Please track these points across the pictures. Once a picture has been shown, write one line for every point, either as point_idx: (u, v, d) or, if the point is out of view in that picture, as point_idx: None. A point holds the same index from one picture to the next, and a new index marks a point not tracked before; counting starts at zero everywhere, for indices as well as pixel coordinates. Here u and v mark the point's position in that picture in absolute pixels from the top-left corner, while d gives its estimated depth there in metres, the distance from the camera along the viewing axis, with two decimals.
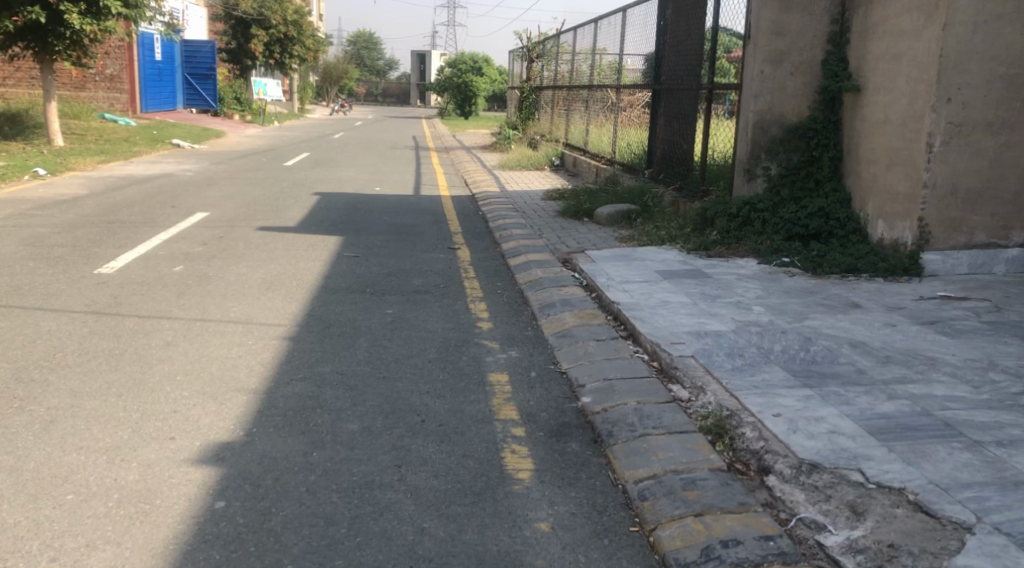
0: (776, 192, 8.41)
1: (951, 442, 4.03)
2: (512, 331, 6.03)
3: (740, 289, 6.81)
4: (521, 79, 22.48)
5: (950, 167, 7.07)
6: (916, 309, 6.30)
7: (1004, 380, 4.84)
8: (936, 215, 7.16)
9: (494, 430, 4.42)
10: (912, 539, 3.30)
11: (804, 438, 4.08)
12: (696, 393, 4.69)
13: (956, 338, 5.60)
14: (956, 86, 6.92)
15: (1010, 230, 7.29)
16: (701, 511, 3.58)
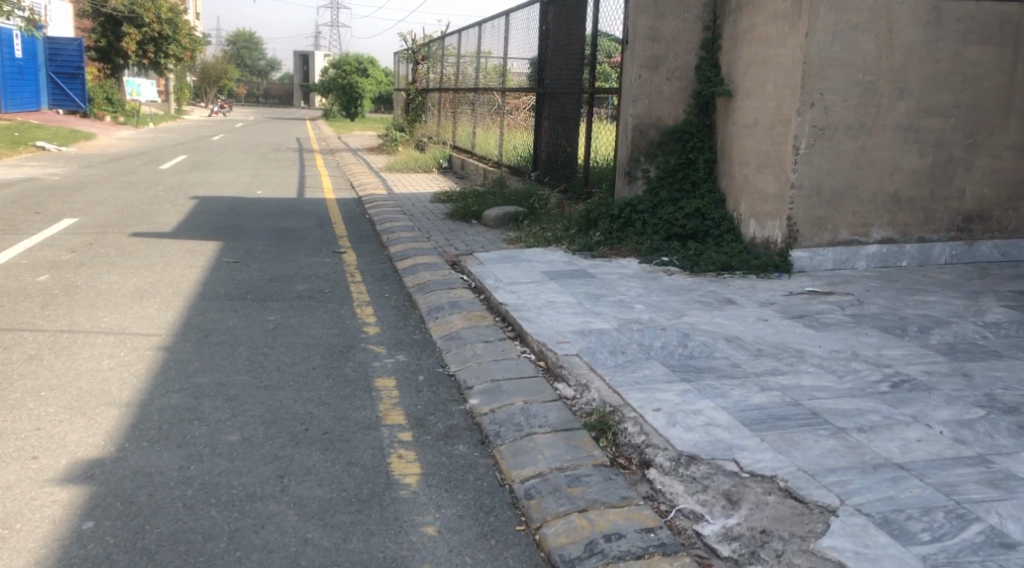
0: (656, 193, 8.67)
1: (818, 429, 4.27)
2: (400, 335, 6.04)
3: (622, 288, 7.00)
4: (407, 81, 22.40)
5: (814, 169, 7.45)
6: (785, 304, 6.60)
7: (865, 369, 5.15)
8: (803, 214, 7.52)
9: (381, 436, 4.43)
10: (782, 524, 3.48)
11: (682, 430, 4.25)
12: (581, 391, 4.81)
13: (822, 331, 5.91)
14: (819, 92, 7.30)
15: (871, 228, 7.73)
16: (585, 507, 3.67)
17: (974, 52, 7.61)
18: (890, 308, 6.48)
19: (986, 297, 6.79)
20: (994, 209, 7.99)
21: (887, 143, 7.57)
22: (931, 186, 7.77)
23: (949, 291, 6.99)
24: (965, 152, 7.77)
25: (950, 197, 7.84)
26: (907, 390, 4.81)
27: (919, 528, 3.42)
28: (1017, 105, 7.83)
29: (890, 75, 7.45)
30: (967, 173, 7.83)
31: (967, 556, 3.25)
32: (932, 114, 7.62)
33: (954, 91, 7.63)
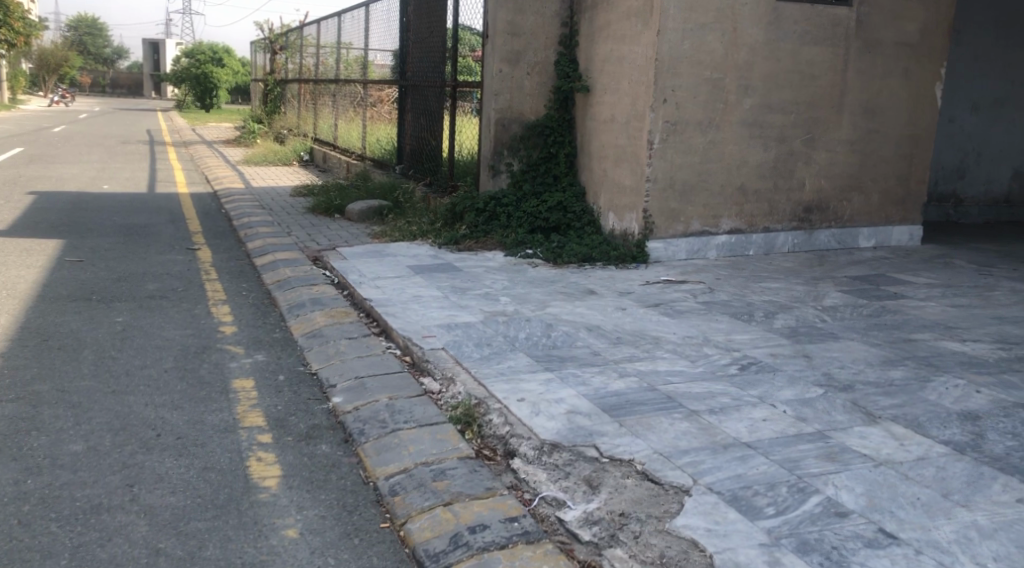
0: (519, 187, 8.78)
1: (672, 413, 4.45)
2: (259, 334, 5.91)
3: (486, 281, 7.06)
4: (265, 72, 21.84)
5: (667, 163, 7.73)
6: (642, 293, 6.83)
7: (716, 353, 5.40)
8: (658, 207, 7.79)
9: (239, 439, 4.33)
10: (639, 506, 3.60)
11: (545, 420, 4.34)
12: (447, 384, 4.84)
13: (677, 318, 6.16)
14: (670, 88, 7.57)
15: (720, 219, 8.08)
16: (450, 500, 3.70)
17: (810, 53, 8.07)
18: (738, 295, 6.80)
19: (825, 283, 7.21)
20: (832, 200, 8.51)
21: (734, 138, 7.94)
22: (775, 179, 8.19)
23: (792, 277, 7.39)
24: (805, 146, 8.24)
25: (792, 189, 8.29)
26: (753, 372, 5.07)
27: (764, 503, 3.59)
28: (850, 102, 8.36)
29: (735, 73, 7.80)
30: (807, 166, 8.31)
31: (807, 526, 3.41)
32: (774, 111, 8.04)
33: (793, 89, 8.07)
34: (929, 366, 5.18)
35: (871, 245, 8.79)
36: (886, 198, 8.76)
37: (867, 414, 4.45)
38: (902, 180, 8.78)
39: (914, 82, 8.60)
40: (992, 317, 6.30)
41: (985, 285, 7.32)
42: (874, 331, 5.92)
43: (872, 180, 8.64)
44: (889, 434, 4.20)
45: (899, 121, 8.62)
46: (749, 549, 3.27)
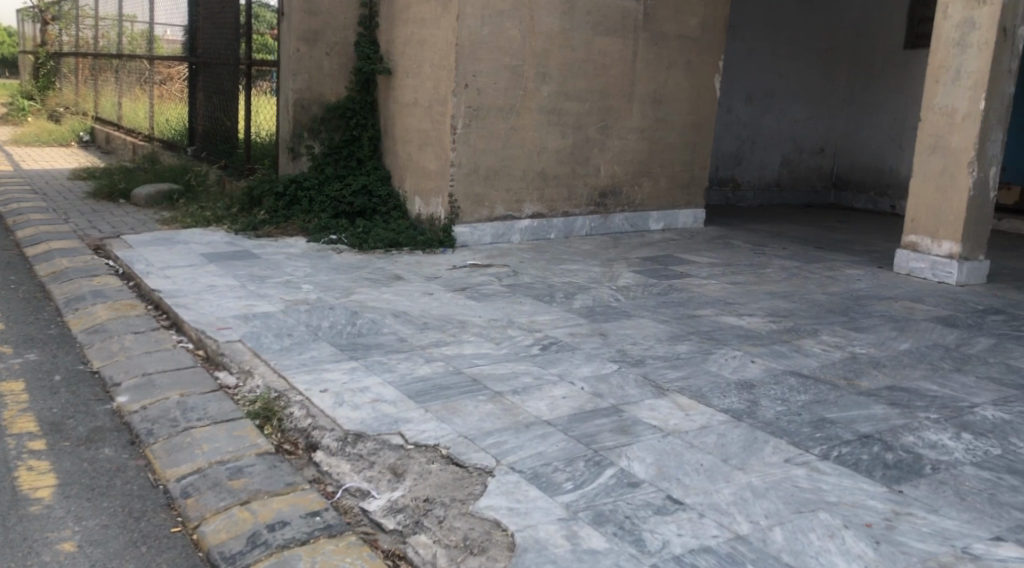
0: (321, 170, 8.54)
1: (477, 395, 4.48)
2: (31, 332, 5.47)
3: (287, 269, 6.86)
4: (36, 44, 20.17)
5: (470, 148, 7.79)
6: (447, 278, 6.86)
7: (519, 335, 5.51)
8: (462, 191, 7.83)
9: (7, 448, 4.01)
10: (444, 490, 3.57)
11: (349, 409, 4.25)
12: (244, 377, 4.68)
13: (481, 301, 6.24)
14: (471, 74, 7.63)
15: (523, 204, 8.24)
16: (247, 499, 3.58)
17: (602, 43, 8.37)
18: (539, 277, 6.97)
19: (620, 264, 7.52)
20: (624, 185, 8.88)
21: (533, 124, 8.11)
22: (572, 165, 8.46)
23: (589, 259, 7.65)
24: (599, 133, 8.56)
25: (589, 174, 8.59)
26: (554, 351, 5.22)
27: (563, 478, 3.65)
28: (640, 91, 8.74)
29: (533, 60, 7.97)
30: (601, 152, 8.63)
31: (602, 498, 3.50)
32: (570, 98, 8.28)
33: (587, 77, 8.35)
34: (711, 340, 5.53)
35: (660, 227, 9.25)
36: (674, 183, 9.25)
37: (657, 387, 4.69)
38: (687, 166, 9.30)
39: (696, 73, 9.11)
40: (766, 292, 6.80)
41: (760, 263, 7.88)
42: (663, 308, 6.24)
43: (661, 166, 9.09)
44: (676, 406, 4.45)
45: (684, 110, 9.11)
46: (548, 525, 3.29)
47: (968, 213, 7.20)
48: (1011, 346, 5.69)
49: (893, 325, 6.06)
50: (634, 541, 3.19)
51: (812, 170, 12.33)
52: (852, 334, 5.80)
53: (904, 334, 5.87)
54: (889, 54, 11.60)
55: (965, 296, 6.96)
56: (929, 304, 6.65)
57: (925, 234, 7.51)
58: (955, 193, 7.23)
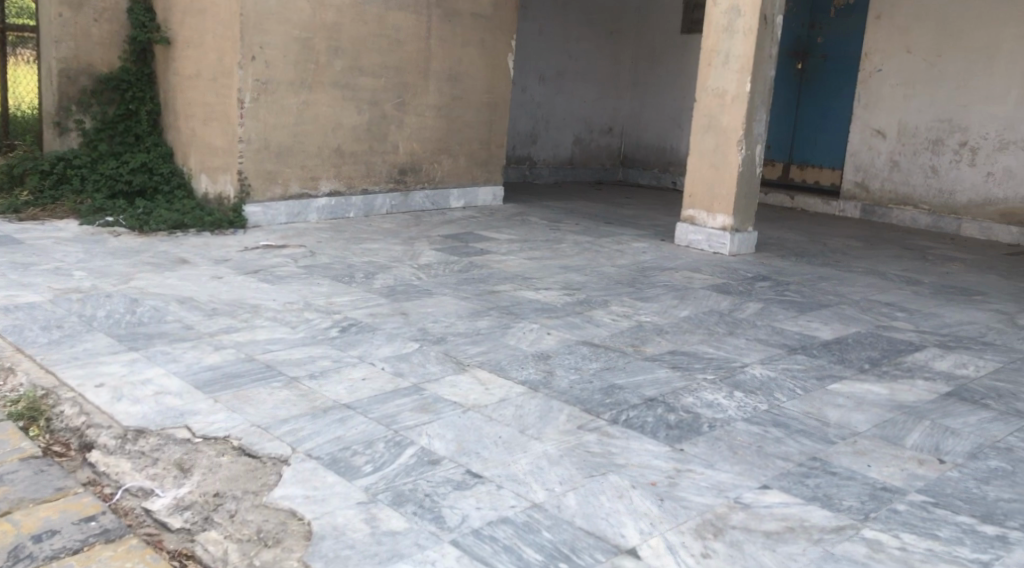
0: (93, 147, 7.95)
1: (271, 382, 4.33)
2: None
3: (56, 255, 6.35)
4: None
5: (260, 123, 7.51)
6: (238, 260, 6.59)
7: (316, 317, 5.38)
8: (253, 168, 7.53)
9: None
10: (235, 484, 3.44)
11: (128, 404, 4.00)
12: (5, 376, 4.30)
13: (275, 284, 6.04)
14: (258, 45, 7.34)
15: (318, 181, 8.03)
16: (9, 508, 3.29)
17: (395, 18, 8.27)
18: (338, 257, 6.83)
19: (420, 242, 7.51)
20: (423, 161, 8.86)
21: (326, 99, 7.92)
22: (368, 141, 8.34)
23: (390, 238, 7.59)
24: (395, 110, 8.48)
25: (386, 151, 8.50)
26: (352, 333, 5.13)
27: (362, 461, 3.58)
28: (435, 68, 8.73)
29: (324, 33, 7.77)
30: (398, 129, 8.56)
31: (401, 478, 3.47)
32: (364, 73, 8.15)
33: (381, 53, 8.24)
34: (510, 315, 5.63)
35: (461, 204, 9.29)
36: (471, 160, 9.32)
37: (457, 363, 4.73)
38: (483, 144, 9.40)
39: (490, 51, 9.19)
40: (561, 267, 7.00)
41: (555, 238, 8.10)
42: (463, 285, 6.28)
43: (457, 144, 9.13)
44: (475, 381, 4.50)
45: (479, 88, 9.18)
46: (346, 510, 3.22)
47: (738, 188, 7.72)
48: (777, 310, 6.16)
49: (676, 293, 6.41)
50: (434, 519, 3.17)
51: (602, 148, 12.80)
52: (639, 303, 6.09)
53: (686, 302, 6.22)
54: (670, 37, 12.19)
55: (738, 265, 7.47)
56: (707, 273, 7.08)
57: (702, 208, 7.98)
58: (727, 169, 7.73)
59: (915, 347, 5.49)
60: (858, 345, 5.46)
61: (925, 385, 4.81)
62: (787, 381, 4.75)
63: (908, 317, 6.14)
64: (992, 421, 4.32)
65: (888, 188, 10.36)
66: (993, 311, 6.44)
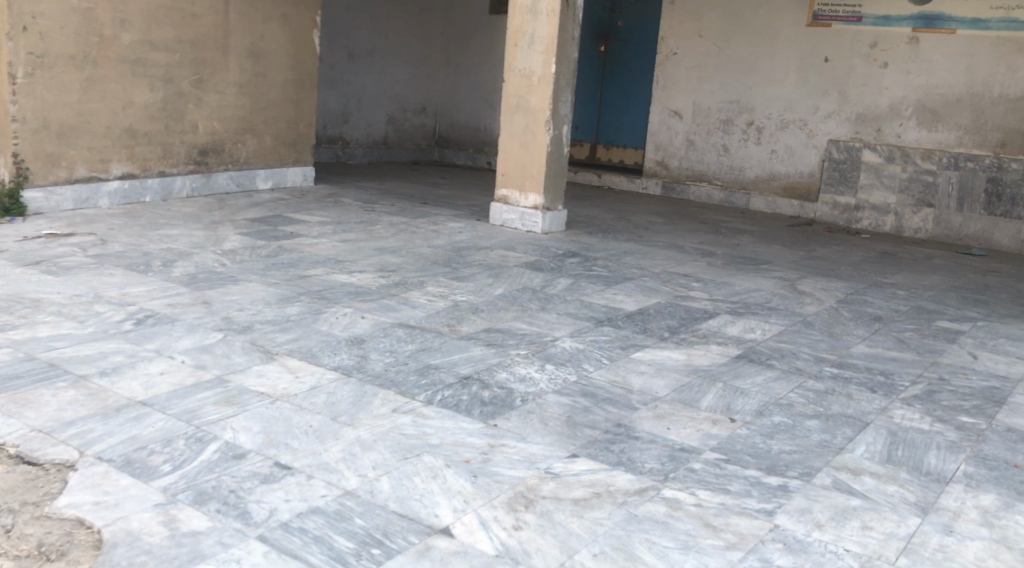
0: None
1: (55, 383, 4.02)
2: None
3: None
4: None
5: (37, 101, 6.94)
6: (17, 252, 6.07)
7: (107, 310, 5.04)
8: (32, 150, 6.96)
9: None
10: (12, 495, 3.17)
11: None
12: None
13: (61, 276, 5.61)
14: (30, 15, 6.77)
15: (109, 163, 7.54)
16: None
17: None
18: (132, 245, 6.44)
19: (225, 227, 7.20)
20: (226, 142, 8.49)
21: (114, 76, 7.43)
22: (163, 121, 7.90)
23: (190, 223, 7.23)
24: (193, 87, 8.08)
25: (184, 131, 8.09)
26: (149, 325, 4.85)
27: (159, 461, 3.40)
28: (234, 44, 8.35)
29: (107, 4, 7.26)
30: (197, 108, 8.16)
31: (203, 475, 3.31)
32: (156, 48, 7.70)
33: (174, 26, 7.80)
34: (320, 299, 5.49)
35: (269, 186, 8.98)
36: (278, 140, 9.01)
37: (264, 352, 4.57)
38: (291, 124, 9.10)
39: (294, 27, 8.87)
40: (374, 249, 6.90)
41: (368, 220, 7.98)
42: (271, 270, 6.08)
43: (263, 123, 8.80)
44: (284, 369, 4.37)
45: (283, 66, 8.87)
46: (142, 514, 3.04)
47: (548, 166, 7.88)
48: (586, 284, 6.34)
49: (490, 272, 6.47)
50: (239, 515, 3.05)
51: (416, 128, 12.71)
52: (453, 283, 6.10)
53: (499, 280, 6.29)
54: (478, 17, 12.23)
55: (549, 242, 7.63)
56: (519, 251, 7.19)
57: (514, 187, 8.09)
58: (536, 148, 7.87)
59: (710, 314, 5.80)
60: (659, 315, 5.71)
61: (718, 349, 5.09)
62: (594, 353, 4.90)
63: (704, 287, 6.49)
64: (777, 380, 4.64)
65: (686, 166, 10.88)
66: (778, 279, 6.91)
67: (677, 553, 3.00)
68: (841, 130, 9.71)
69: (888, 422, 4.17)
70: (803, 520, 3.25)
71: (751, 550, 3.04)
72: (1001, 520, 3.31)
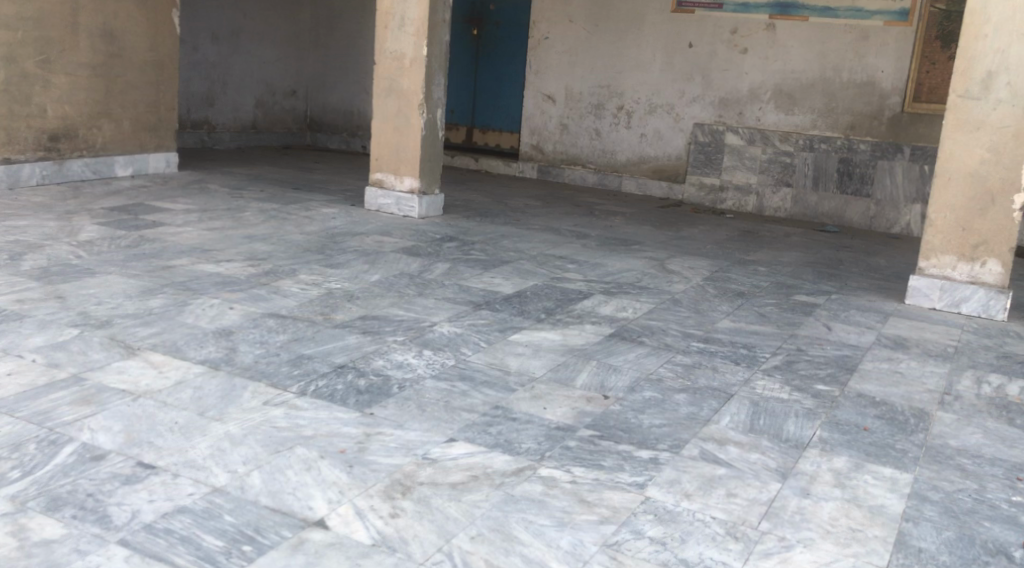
0: None
1: None
2: None
3: None
4: None
5: None
6: None
7: None
8: None
9: None
10: None
11: None
12: None
13: None
14: None
15: None
16: None
17: None
18: None
19: (80, 217, 6.85)
20: (79, 126, 8.07)
21: None
22: (7, 104, 7.45)
23: (41, 213, 6.84)
24: (39, 68, 7.63)
25: (31, 115, 7.65)
26: None
27: (8, 467, 3.21)
28: (84, 23, 7.94)
29: None
30: (44, 90, 7.72)
31: (58, 480, 3.15)
32: None
33: (16, 4, 7.35)
34: (185, 291, 5.30)
35: (129, 173, 8.59)
36: (137, 125, 8.62)
37: (125, 348, 4.37)
38: (150, 108, 8.72)
39: (151, 7, 8.49)
40: (243, 237, 6.70)
41: (237, 207, 7.74)
42: (132, 262, 5.82)
43: (119, 107, 8.41)
44: (146, 365, 4.19)
45: (139, 46, 8.47)
46: None
47: (422, 150, 7.83)
48: (463, 268, 6.34)
49: (364, 258, 6.39)
50: (98, 520, 2.92)
51: (286, 111, 12.40)
52: (326, 271, 5.99)
53: (375, 266, 6.22)
54: None
55: (425, 227, 7.58)
56: (394, 236, 7.13)
57: (389, 172, 8.01)
58: (409, 132, 7.81)
59: (584, 295, 5.90)
60: (535, 296, 5.77)
61: (592, 328, 5.19)
62: (472, 336, 4.92)
63: (578, 268, 6.59)
64: (647, 357, 4.77)
65: (560, 149, 11.01)
66: (648, 259, 7.09)
67: (553, 530, 3.05)
68: (705, 114, 10.02)
69: (751, 393, 4.35)
70: (672, 491, 3.35)
71: (624, 523, 3.11)
72: (853, 481, 3.50)
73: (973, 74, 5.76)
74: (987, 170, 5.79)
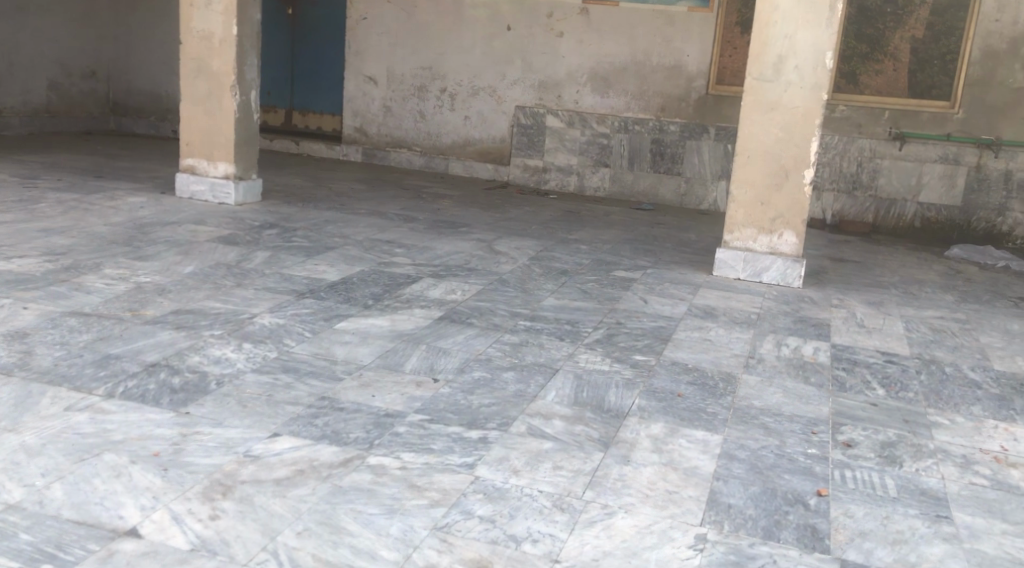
0: None
1: None
2: None
3: None
4: None
5: None
6: None
7: None
8: None
9: None
10: None
11: None
12: None
13: None
14: None
15: None
16: None
17: None
18: None
19: None
20: None
21: None
22: None
23: None
24: None
25: None
26: None
27: None
28: None
29: None
30: None
31: None
32: None
33: None
34: None
35: None
36: None
37: None
38: None
39: None
40: (39, 231, 6.23)
41: (30, 198, 7.19)
42: None
43: None
44: None
45: None
46: None
47: (237, 135, 7.54)
48: (285, 257, 6.16)
49: (177, 249, 6.09)
50: None
51: (86, 94, 11.63)
52: (135, 264, 5.67)
53: (188, 257, 5.93)
54: None
55: (243, 215, 7.31)
56: (210, 226, 6.84)
57: (202, 158, 7.66)
58: (223, 117, 7.49)
59: (412, 278, 5.87)
60: (362, 282, 5.68)
61: (420, 312, 5.18)
62: (295, 326, 4.79)
63: (405, 252, 6.55)
64: (476, 337, 4.80)
65: (384, 133, 10.88)
66: (474, 240, 7.13)
67: (382, 518, 3.02)
68: (527, 97, 10.16)
69: (575, 367, 4.46)
70: (500, 468, 3.39)
71: (453, 505, 3.12)
72: (669, 446, 3.66)
73: (766, 57, 6.12)
74: (783, 148, 6.16)
